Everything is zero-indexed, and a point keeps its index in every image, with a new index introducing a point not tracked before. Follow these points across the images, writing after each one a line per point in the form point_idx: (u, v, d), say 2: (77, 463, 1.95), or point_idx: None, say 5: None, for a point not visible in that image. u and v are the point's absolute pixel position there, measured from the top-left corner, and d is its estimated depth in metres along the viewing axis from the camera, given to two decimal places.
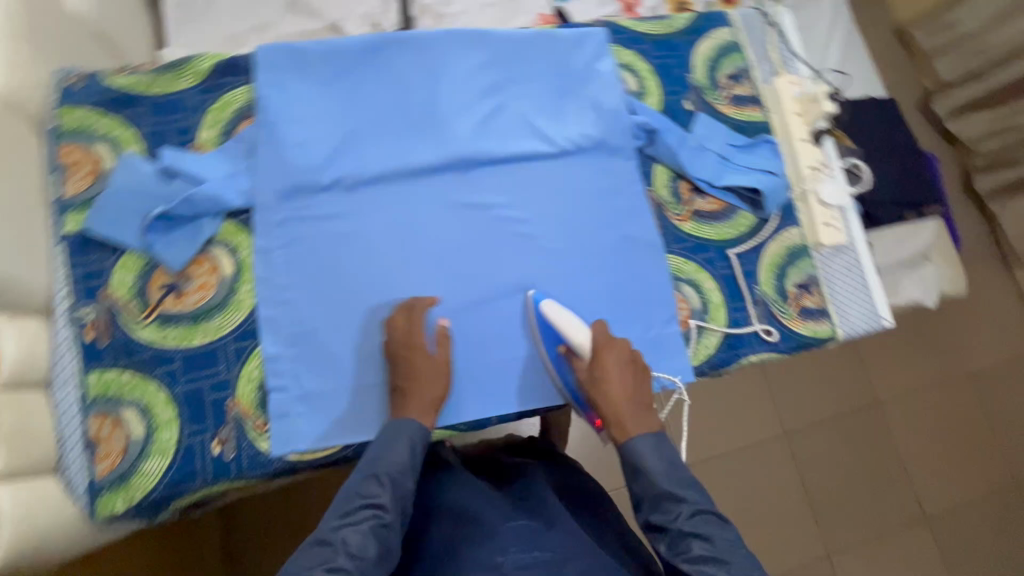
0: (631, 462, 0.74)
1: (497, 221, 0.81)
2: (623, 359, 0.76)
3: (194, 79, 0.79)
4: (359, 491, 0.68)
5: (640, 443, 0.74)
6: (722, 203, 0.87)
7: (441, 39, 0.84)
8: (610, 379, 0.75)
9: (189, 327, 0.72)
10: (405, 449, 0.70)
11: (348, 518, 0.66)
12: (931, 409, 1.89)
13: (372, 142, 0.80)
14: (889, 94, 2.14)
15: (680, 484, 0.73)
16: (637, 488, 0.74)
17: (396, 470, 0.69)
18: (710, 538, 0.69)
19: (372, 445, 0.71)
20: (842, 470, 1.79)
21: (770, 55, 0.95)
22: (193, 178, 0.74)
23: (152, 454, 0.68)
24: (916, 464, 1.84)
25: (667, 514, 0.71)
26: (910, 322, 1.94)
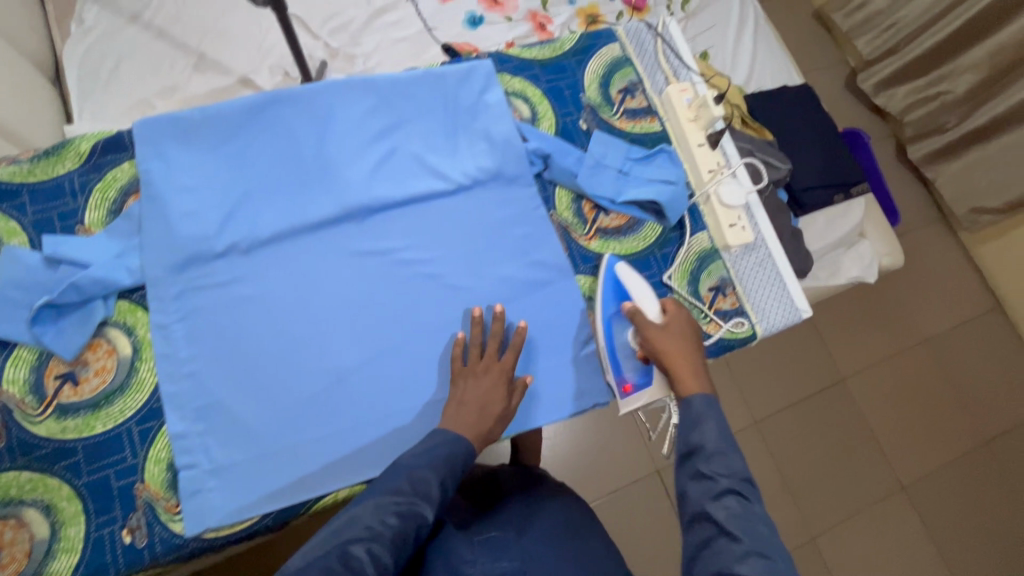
0: (690, 417, 0.71)
1: (401, 264, 0.81)
2: (691, 327, 0.79)
3: (77, 160, 0.78)
4: (413, 482, 0.64)
5: (698, 402, 0.72)
6: (626, 218, 0.88)
7: (325, 90, 0.84)
8: (673, 339, 0.77)
9: (89, 416, 0.71)
10: (463, 454, 0.69)
11: (395, 508, 0.61)
12: (894, 379, 1.91)
13: (265, 203, 0.79)
14: (817, 75, 2.17)
15: (733, 447, 0.68)
16: (693, 437, 0.69)
17: (449, 480, 0.67)
18: (750, 503, 0.63)
19: (440, 440, 0.69)
20: (816, 452, 1.80)
21: (661, 65, 0.97)
22: (79, 263, 0.73)
23: (59, 552, 0.66)
24: (887, 435, 1.85)
25: (717, 470, 0.65)
26: (862, 297, 1.97)
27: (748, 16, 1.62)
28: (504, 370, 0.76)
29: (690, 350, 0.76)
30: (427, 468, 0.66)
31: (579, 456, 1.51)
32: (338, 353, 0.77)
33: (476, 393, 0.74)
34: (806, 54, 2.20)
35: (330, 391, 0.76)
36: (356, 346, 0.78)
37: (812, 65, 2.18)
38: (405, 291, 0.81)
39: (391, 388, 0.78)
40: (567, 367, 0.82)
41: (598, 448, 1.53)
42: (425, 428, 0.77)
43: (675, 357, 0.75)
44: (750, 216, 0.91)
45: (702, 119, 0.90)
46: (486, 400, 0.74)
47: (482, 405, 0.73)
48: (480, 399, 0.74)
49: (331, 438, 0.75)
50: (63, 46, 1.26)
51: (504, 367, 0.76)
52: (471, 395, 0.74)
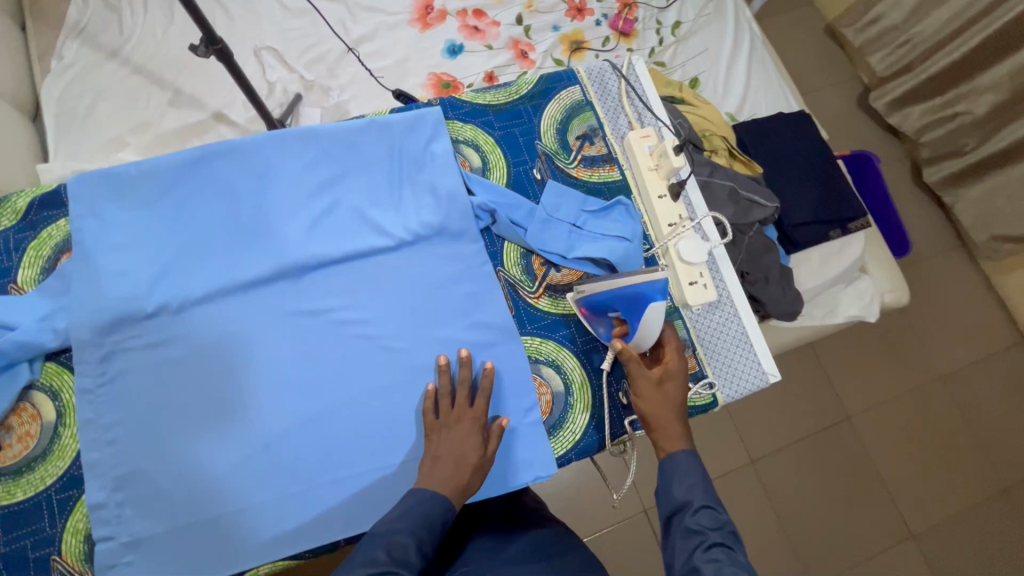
0: (669, 474, 0.70)
1: (336, 324, 0.78)
2: (682, 373, 0.73)
3: (14, 217, 0.77)
4: (389, 551, 0.62)
5: (685, 460, 0.70)
6: (579, 274, 0.83)
7: (265, 142, 0.82)
8: (663, 395, 0.72)
9: (10, 483, 0.69)
10: (441, 513, 0.67)
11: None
12: (905, 418, 1.80)
13: (199, 261, 0.78)
14: (830, 89, 2.00)
15: (717, 500, 0.69)
16: (676, 492, 0.69)
17: (427, 543, 0.65)
18: (737, 554, 0.63)
19: (417, 500, 0.67)
20: (818, 493, 1.69)
21: (624, 108, 0.92)
22: (4, 325, 0.71)
23: None
24: (896, 479, 1.74)
25: (703, 523, 0.66)
26: (868, 331, 1.86)
27: (742, 39, 1.55)
28: (478, 416, 0.72)
29: (679, 405, 0.72)
30: (405, 533, 0.64)
31: (554, 495, 1.43)
32: (267, 417, 0.74)
33: (448, 446, 0.71)
34: (818, 68, 2.01)
35: (256, 458, 0.73)
36: (286, 411, 0.75)
37: (825, 80, 2.00)
38: (340, 353, 0.77)
39: (322, 456, 0.74)
40: (511, 440, 0.76)
41: (593, 483, 1.45)
42: (353, 501, 0.73)
43: (661, 412, 0.71)
44: (715, 271, 0.87)
45: (662, 169, 0.85)
46: (460, 452, 0.70)
47: (456, 459, 0.70)
48: (455, 451, 0.70)
49: (256, 509, 0.72)
50: (42, 83, 1.27)
51: (476, 414, 0.72)
52: (444, 447, 0.70)
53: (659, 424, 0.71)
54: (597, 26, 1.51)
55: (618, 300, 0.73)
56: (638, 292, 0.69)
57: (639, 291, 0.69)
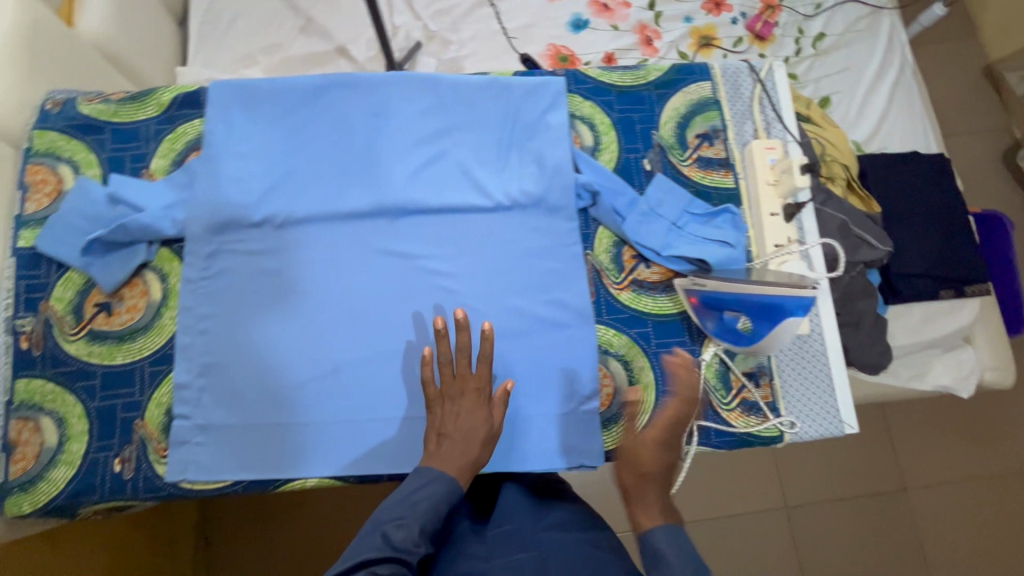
0: (651, 552, 0.63)
1: (421, 271, 0.79)
2: (668, 434, 0.72)
3: (157, 110, 0.83)
4: (387, 536, 0.63)
5: (664, 534, 0.64)
6: (670, 274, 0.80)
7: (389, 81, 0.83)
8: (651, 450, 0.71)
9: (114, 346, 0.76)
10: (445, 496, 0.67)
11: (369, 568, 0.60)
12: (970, 507, 1.65)
13: (306, 183, 0.80)
14: (975, 137, 1.79)
15: None
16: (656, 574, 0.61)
17: (430, 526, 0.66)
18: None
19: (419, 485, 0.67)
20: (847, 559, 1.60)
21: (754, 113, 0.86)
22: (134, 206, 0.78)
23: (61, 462, 0.73)
24: (943, 567, 1.61)
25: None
26: (946, 406, 1.71)
27: (890, 65, 1.41)
28: (481, 393, 0.72)
29: (658, 467, 0.69)
30: (411, 518, 0.65)
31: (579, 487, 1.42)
32: (339, 346, 0.77)
33: (455, 423, 0.71)
34: (963, 112, 1.80)
35: (324, 382, 0.77)
36: (358, 343, 0.78)
37: (970, 126, 1.79)
38: (417, 300, 0.79)
39: (384, 394, 0.77)
40: (565, 424, 0.76)
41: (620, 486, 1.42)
42: (404, 441, 0.75)
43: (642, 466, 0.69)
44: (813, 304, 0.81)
45: (783, 185, 0.79)
46: (469, 428, 0.70)
47: (464, 436, 0.70)
48: (464, 427, 0.70)
49: (317, 427, 0.76)
50: None
51: (480, 383, 0.72)
52: (451, 424, 0.70)
53: (644, 474, 0.68)
54: (733, 24, 1.42)
55: (751, 303, 0.72)
56: (779, 304, 0.70)
57: (783, 303, 0.70)
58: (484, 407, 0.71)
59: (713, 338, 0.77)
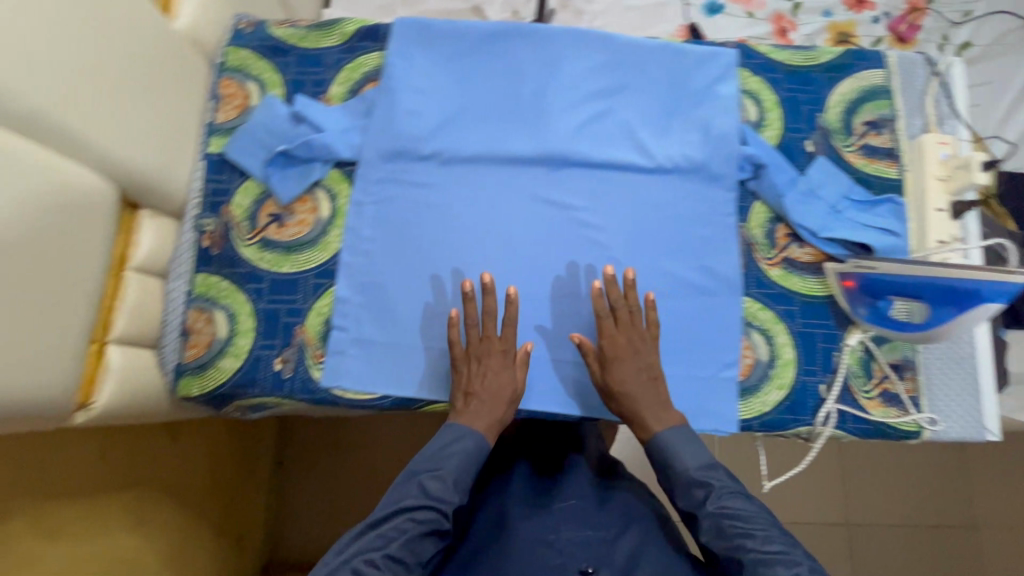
0: (662, 455, 0.73)
1: (574, 222, 0.81)
2: (632, 349, 0.75)
3: (340, 39, 0.87)
4: (424, 487, 0.70)
5: (668, 436, 0.73)
6: (823, 256, 0.80)
7: (563, 35, 0.85)
8: (633, 381, 0.74)
9: (282, 255, 0.81)
10: (477, 452, 0.73)
11: (408, 515, 0.68)
12: None
13: (474, 124, 0.83)
14: None
15: (708, 472, 0.72)
16: (671, 472, 0.73)
17: (463, 478, 0.72)
18: (743, 513, 0.68)
19: (453, 439, 0.73)
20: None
21: (926, 107, 0.84)
22: (315, 127, 0.82)
23: (229, 354, 0.78)
24: None
25: (694, 497, 0.72)
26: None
27: None
28: (506, 351, 0.75)
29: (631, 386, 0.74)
30: (447, 471, 0.71)
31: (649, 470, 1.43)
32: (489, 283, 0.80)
33: (482, 382, 0.75)
34: None
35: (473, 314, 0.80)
36: (505, 282, 0.80)
37: None
38: (567, 248, 0.81)
39: (524, 333, 0.80)
40: (700, 388, 0.78)
41: None
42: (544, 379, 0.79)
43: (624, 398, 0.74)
44: None
45: (956, 181, 0.78)
46: (497, 387, 0.74)
47: (493, 395, 0.74)
48: (492, 387, 0.74)
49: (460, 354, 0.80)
50: None
51: (504, 346, 0.75)
52: (479, 384, 0.75)
53: (623, 403, 0.74)
54: (874, 23, 1.38)
55: (933, 289, 0.70)
56: (969, 288, 0.68)
57: (973, 288, 0.68)
58: (503, 366, 0.75)
59: (863, 324, 0.77)
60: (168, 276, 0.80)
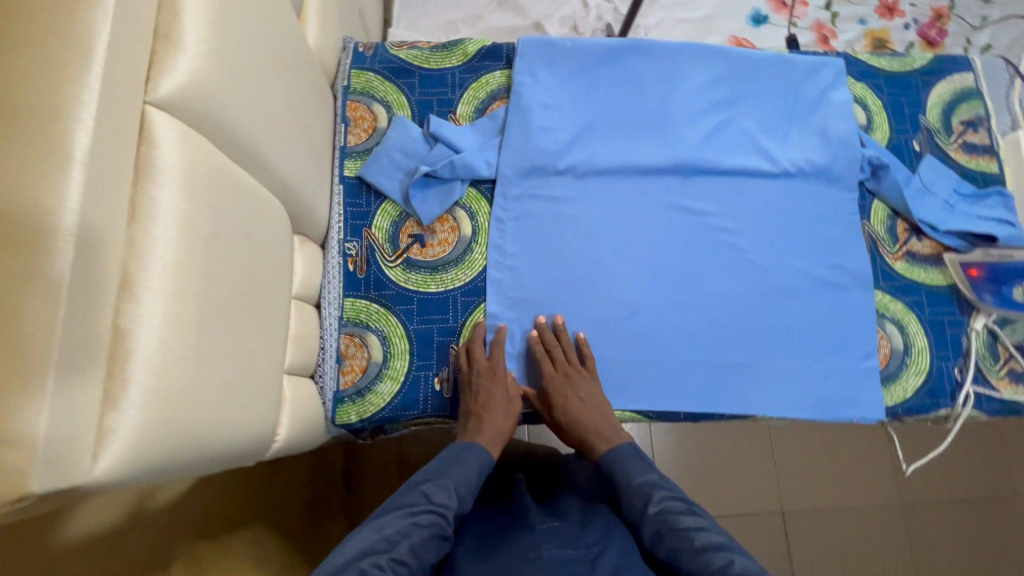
0: (611, 466, 0.74)
1: (708, 228, 0.85)
2: (575, 380, 0.78)
3: (462, 59, 0.88)
4: (427, 494, 0.65)
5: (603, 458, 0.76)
6: (940, 248, 0.86)
7: (680, 49, 0.88)
8: (577, 410, 0.77)
9: (427, 275, 0.81)
10: (480, 468, 0.71)
11: (412, 518, 0.62)
12: None
13: (603, 139, 0.86)
14: None
15: (650, 476, 0.72)
16: (617, 479, 0.73)
17: (468, 493, 0.68)
18: (680, 517, 0.66)
19: (454, 454, 0.71)
20: (964, 558, 1.51)
21: (1012, 106, 0.92)
22: (453, 146, 0.83)
23: (386, 377, 0.77)
24: None
25: (635, 506, 0.70)
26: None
27: None
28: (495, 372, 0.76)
29: (575, 414, 0.77)
30: (453, 479, 0.68)
31: (699, 472, 1.50)
32: (639, 290, 0.83)
33: (477, 401, 0.75)
34: None
35: (637, 321, 0.82)
36: (651, 288, 0.83)
37: None
38: (708, 253, 0.84)
39: (650, 344, 0.82)
40: (846, 379, 0.81)
41: (747, 466, 1.52)
42: (695, 382, 0.81)
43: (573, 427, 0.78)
44: None
45: None
46: (492, 402, 0.75)
47: (490, 411, 0.75)
48: (488, 403, 0.75)
49: (631, 359, 0.82)
50: None
51: (493, 364, 0.76)
52: (475, 404, 0.75)
53: (575, 431, 0.78)
54: (905, 30, 1.47)
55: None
56: None
57: None
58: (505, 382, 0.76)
59: (987, 309, 0.82)
60: (317, 303, 0.79)
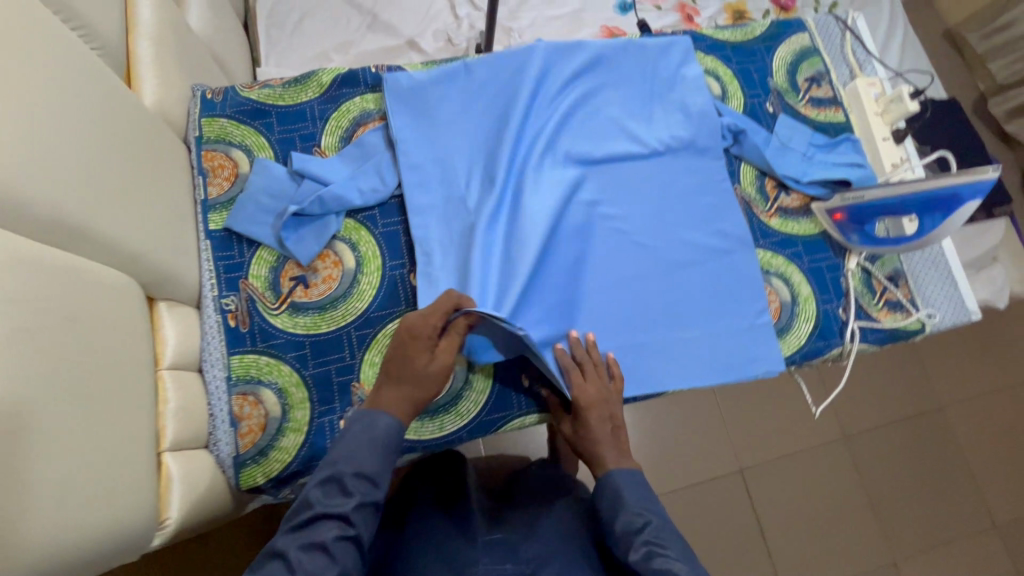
0: (609, 487, 0.75)
1: (594, 217, 0.86)
2: (598, 399, 0.77)
3: (318, 90, 0.86)
4: (319, 498, 0.63)
5: (615, 479, 0.75)
6: (807, 199, 0.90)
7: (537, 50, 0.90)
8: (597, 425, 0.77)
9: (317, 316, 0.78)
10: (380, 444, 0.67)
11: (305, 531, 0.61)
12: (1006, 419, 1.68)
13: (477, 147, 0.86)
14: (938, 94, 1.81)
15: (649, 505, 0.73)
16: (614, 500, 0.74)
17: (367, 480, 0.66)
18: (671, 546, 0.67)
19: (350, 434, 0.68)
20: (907, 475, 1.61)
21: (848, 57, 0.98)
22: (320, 180, 0.81)
23: (289, 430, 0.74)
24: (989, 472, 1.64)
25: (631, 523, 0.70)
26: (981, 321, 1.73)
27: (898, 23, 1.58)
28: (428, 333, 0.70)
29: (598, 431, 0.77)
30: (347, 467, 0.65)
31: (651, 450, 1.53)
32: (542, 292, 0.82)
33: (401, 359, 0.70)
34: None
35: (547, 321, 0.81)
36: (553, 284, 0.83)
37: None
38: (601, 244, 0.85)
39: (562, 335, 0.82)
40: (745, 337, 0.84)
41: (696, 433, 1.56)
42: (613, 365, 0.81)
43: (593, 442, 0.77)
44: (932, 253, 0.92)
45: (892, 113, 0.91)
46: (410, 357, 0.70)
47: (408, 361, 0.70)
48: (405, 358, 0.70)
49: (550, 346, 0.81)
50: None
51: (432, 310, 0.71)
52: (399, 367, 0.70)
53: (588, 448, 0.78)
54: None
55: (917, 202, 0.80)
56: (950, 192, 0.77)
57: (957, 190, 0.76)
58: (444, 343, 0.71)
59: (857, 249, 0.87)
60: (200, 368, 0.75)
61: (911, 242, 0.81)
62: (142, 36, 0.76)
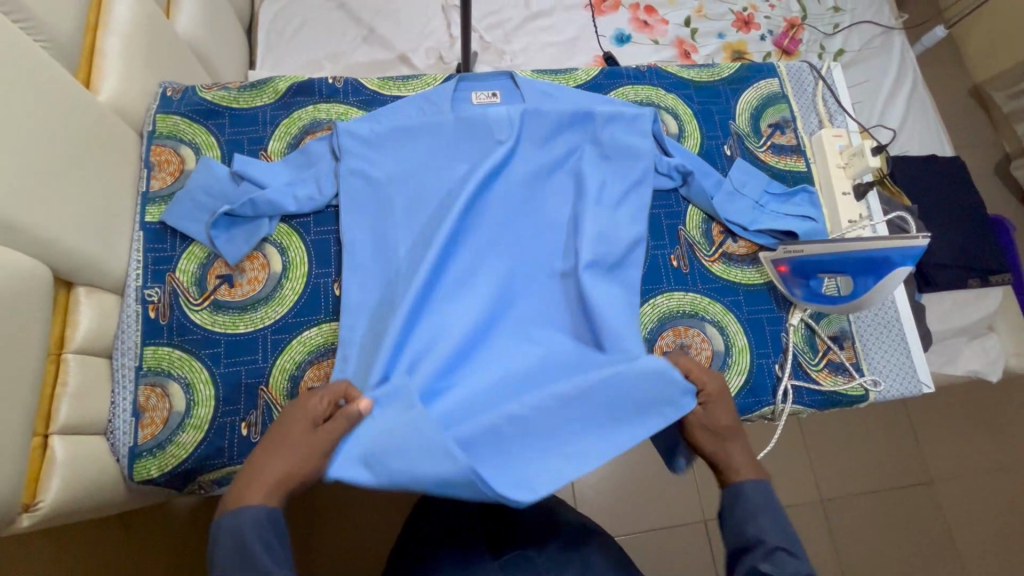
0: (740, 505, 0.63)
1: (531, 284, 0.81)
2: (723, 387, 0.71)
3: (273, 96, 0.89)
4: None
5: (753, 489, 0.63)
6: (755, 247, 0.87)
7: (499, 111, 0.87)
8: (727, 425, 0.68)
9: (236, 316, 0.79)
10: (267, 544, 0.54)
11: None
12: (1010, 503, 1.51)
13: (418, 207, 0.83)
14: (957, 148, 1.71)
15: (792, 538, 0.61)
16: (745, 526, 0.61)
17: None
18: None
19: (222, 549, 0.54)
20: (894, 551, 1.45)
21: (818, 107, 0.96)
22: (258, 183, 0.82)
23: (189, 426, 0.74)
24: (987, 563, 1.46)
25: (777, 560, 0.58)
26: (987, 394, 1.59)
27: (905, 76, 1.54)
28: (311, 414, 0.62)
29: (725, 425, 0.68)
30: None
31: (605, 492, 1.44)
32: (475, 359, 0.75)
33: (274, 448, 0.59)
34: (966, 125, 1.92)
35: (476, 390, 0.73)
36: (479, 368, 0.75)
37: None
38: (545, 294, 0.81)
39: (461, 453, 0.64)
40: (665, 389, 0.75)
41: None
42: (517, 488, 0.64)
43: (718, 444, 0.68)
44: (886, 315, 0.87)
45: (854, 167, 0.88)
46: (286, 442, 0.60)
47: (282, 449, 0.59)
48: (280, 447, 0.60)
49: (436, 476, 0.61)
50: (262, 3, 1.43)
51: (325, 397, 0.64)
52: (270, 456, 0.59)
53: (719, 452, 0.67)
54: (762, 41, 1.54)
55: (854, 261, 0.76)
56: (881, 256, 0.73)
57: (886, 254, 0.72)
58: (327, 428, 0.62)
59: (800, 304, 0.83)
60: (113, 355, 0.76)
61: (847, 303, 0.77)
62: (112, 33, 0.79)
